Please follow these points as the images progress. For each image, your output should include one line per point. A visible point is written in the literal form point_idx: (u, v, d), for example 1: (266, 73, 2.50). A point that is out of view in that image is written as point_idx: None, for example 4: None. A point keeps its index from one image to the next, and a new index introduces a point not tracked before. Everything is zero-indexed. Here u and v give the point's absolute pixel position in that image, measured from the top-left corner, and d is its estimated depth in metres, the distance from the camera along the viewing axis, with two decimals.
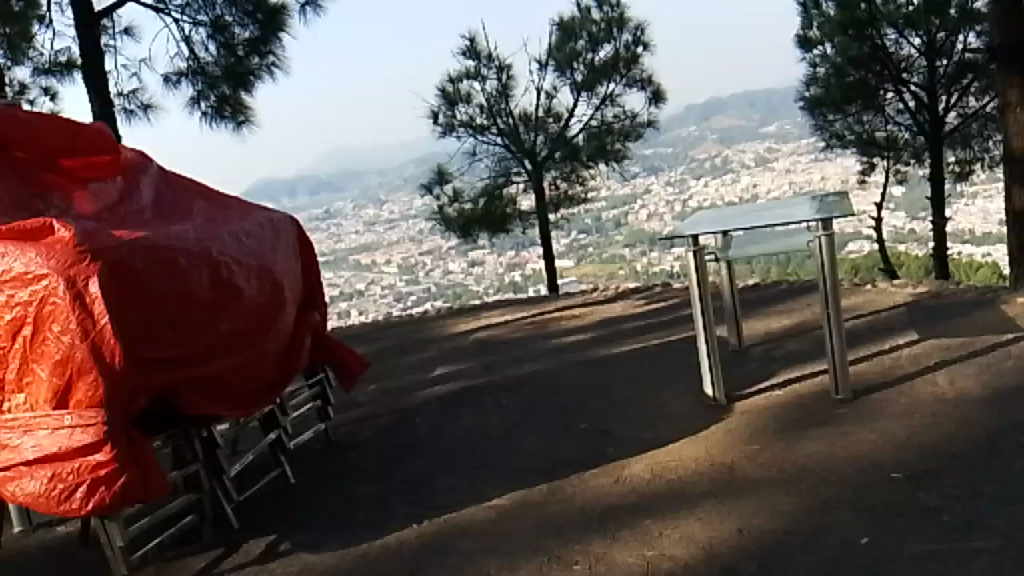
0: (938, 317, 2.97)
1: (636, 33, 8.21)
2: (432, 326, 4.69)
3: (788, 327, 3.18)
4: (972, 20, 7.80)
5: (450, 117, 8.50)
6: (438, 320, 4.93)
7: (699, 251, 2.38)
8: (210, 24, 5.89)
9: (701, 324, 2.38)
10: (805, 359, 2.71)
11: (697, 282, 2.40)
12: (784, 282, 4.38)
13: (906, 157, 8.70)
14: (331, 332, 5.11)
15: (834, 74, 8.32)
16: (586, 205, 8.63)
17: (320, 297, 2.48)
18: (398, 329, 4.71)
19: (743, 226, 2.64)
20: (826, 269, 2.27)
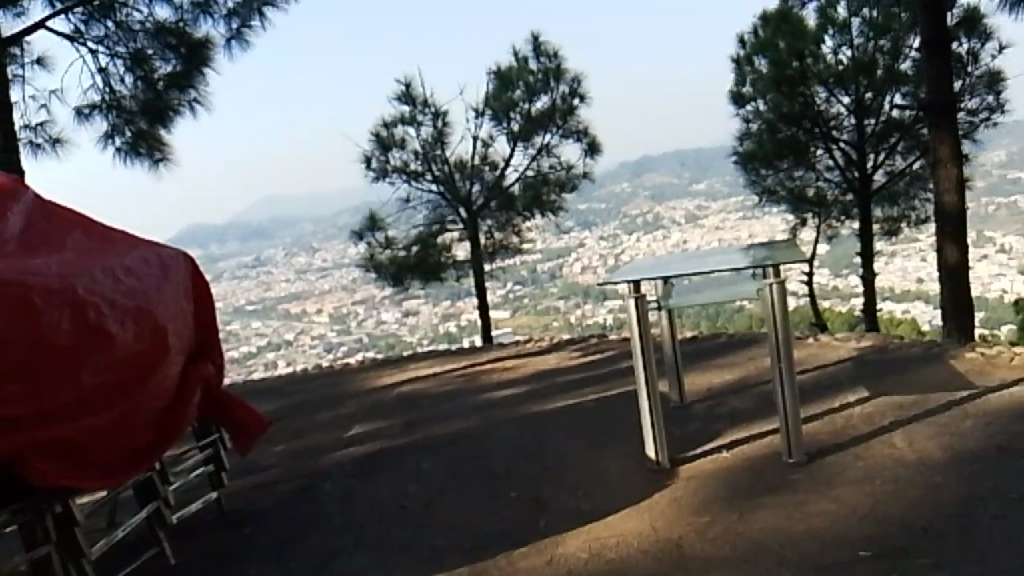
0: (886, 372, 2.84)
1: (573, 84, 8.18)
2: (355, 379, 4.40)
3: (731, 382, 3.00)
4: (899, 80, 8.07)
5: (383, 162, 8.28)
6: (361, 372, 4.63)
7: (642, 298, 2.19)
8: (129, 56, 5.55)
9: (643, 379, 2.18)
10: (752, 416, 2.53)
11: (638, 333, 2.20)
12: (723, 335, 4.23)
13: (836, 214, 8.76)
14: (245, 385, 4.76)
15: (767, 130, 8.46)
16: (522, 255, 8.45)
17: (215, 345, 2.21)
18: (319, 383, 4.40)
19: (686, 273, 2.47)
20: (778, 321, 2.09)
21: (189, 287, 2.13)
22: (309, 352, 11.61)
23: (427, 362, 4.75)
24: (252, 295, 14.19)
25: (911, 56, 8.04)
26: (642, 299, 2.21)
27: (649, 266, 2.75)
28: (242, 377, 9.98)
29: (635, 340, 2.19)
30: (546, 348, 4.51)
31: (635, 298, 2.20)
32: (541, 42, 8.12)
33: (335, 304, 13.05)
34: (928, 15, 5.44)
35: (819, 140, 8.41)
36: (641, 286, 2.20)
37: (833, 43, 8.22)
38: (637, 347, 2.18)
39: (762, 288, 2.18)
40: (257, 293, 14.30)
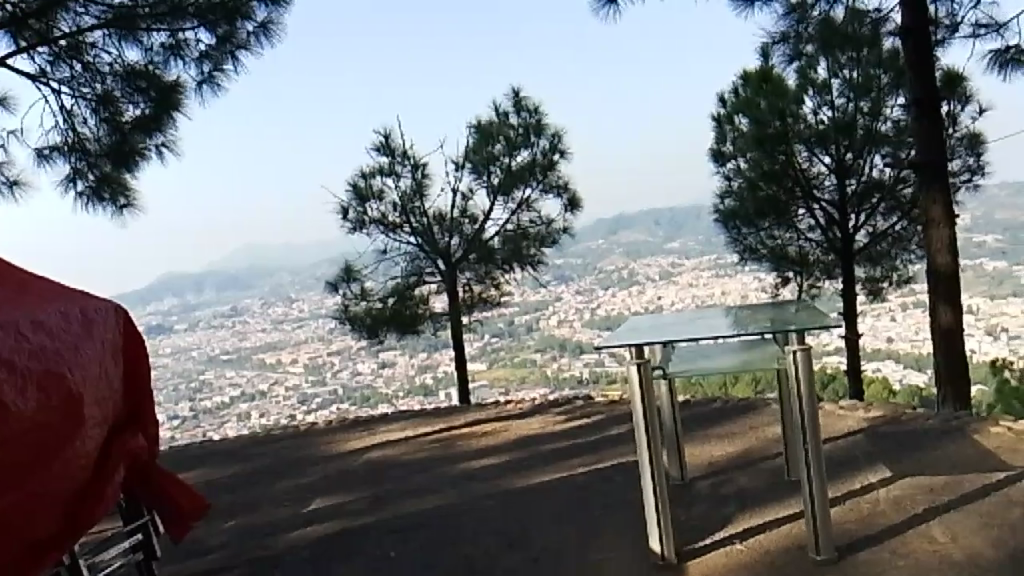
0: (905, 446, 2.59)
1: (553, 140, 8.02)
2: (319, 441, 4.07)
3: (735, 454, 2.73)
4: (879, 141, 8.01)
5: (360, 214, 8.01)
6: (326, 433, 4.30)
7: (645, 365, 1.90)
8: (95, 97, 5.27)
9: (647, 459, 1.90)
10: (764, 497, 2.25)
11: (641, 404, 1.92)
12: (716, 399, 3.97)
13: (818, 274, 8.60)
14: (200, 446, 4.41)
15: (748, 188, 8.36)
16: (500, 309, 8.21)
17: (149, 412, 1.93)
18: (279, 445, 4.06)
19: (694, 337, 2.19)
20: (804, 394, 1.82)
21: (115, 345, 1.86)
22: (279, 405, 11.27)
23: (397, 424, 4.42)
24: (223, 346, 13.85)
25: (891, 118, 8.00)
26: (648, 364, 1.92)
27: (648, 326, 2.48)
28: (210, 431, 9.64)
29: (638, 410, 1.91)
30: (525, 410, 4.20)
31: (639, 362, 1.91)
32: (522, 96, 7.94)
33: (307, 357, 12.72)
34: (917, 75, 5.34)
35: (801, 199, 8.32)
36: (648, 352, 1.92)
37: (812, 103, 8.16)
38: (640, 420, 1.90)
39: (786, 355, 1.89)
40: (228, 343, 13.94)
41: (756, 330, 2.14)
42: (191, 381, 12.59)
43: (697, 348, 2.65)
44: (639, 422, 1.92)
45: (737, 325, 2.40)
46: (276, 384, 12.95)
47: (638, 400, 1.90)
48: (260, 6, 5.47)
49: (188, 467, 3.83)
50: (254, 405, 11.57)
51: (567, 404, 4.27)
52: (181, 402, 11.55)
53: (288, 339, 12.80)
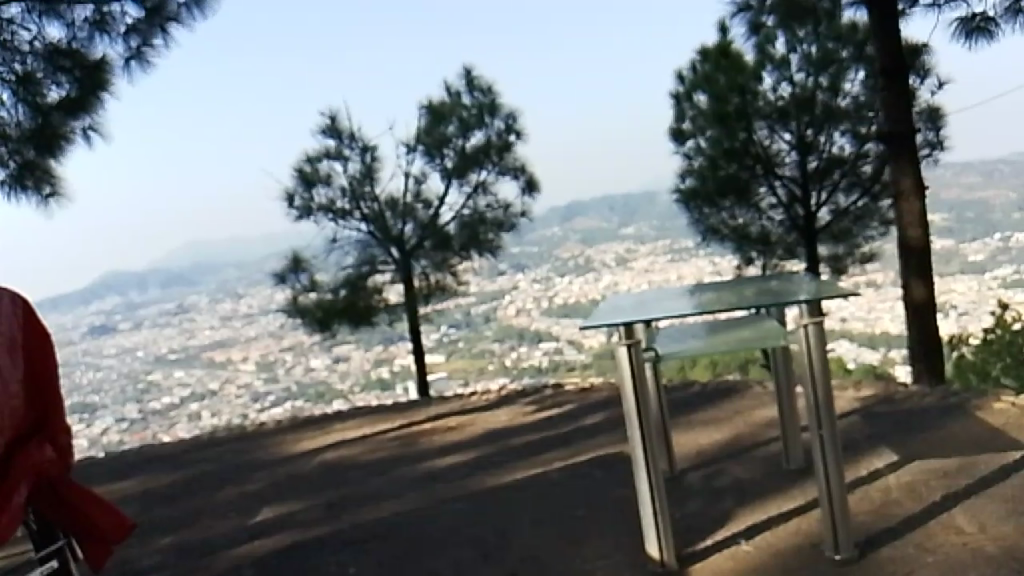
0: (904, 425, 2.43)
1: (508, 120, 7.75)
2: (269, 442, 3.78)
3: (725, 441, 2.51)
4: (837, 118, 7.92)
5: (307, 201, 7.66)
6: (277, 434, 4.01)
7: (638, 347, 1.72)
8: (15, 78, 4.86)
9: (638, 450, 1.71)
10: (765, 490, 2.05)
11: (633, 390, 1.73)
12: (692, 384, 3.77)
13: (781, 254, 8.39)
14: (140, 453, 4.09)
15: (708, 166, 8.21)
16: (457, 298, 7.93)
17: (57, 421, 1.58)
18: (226, 449, 3.77)
19: (686, 313, 1.99)
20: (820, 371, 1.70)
21: (5, 339, 1.51)
22: (231, 404, 10.92)
23: (355, 421, 4.14)
24: (171, 344, 13.39)
25: (849, 94, 7.91)
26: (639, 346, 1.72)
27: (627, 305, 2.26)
28: (159, 433, 9.26)
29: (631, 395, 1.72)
30: (488, 403, 3.94)
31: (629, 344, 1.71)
32: (475, 76, 7.67)
33: (259, 354, 12.31)
34: (882, 42, 5.17)
35: (764, 175, 8.20)
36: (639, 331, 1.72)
37: (771, 78, 8.04)
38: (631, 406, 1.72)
39: (795, 330, 1.76)
40: (176, 342, 13.46)
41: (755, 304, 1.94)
42: (138, 382, 12.12)
43: (673, 328, 2.45)
44: (630, 409, 1.74)
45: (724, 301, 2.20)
46: (227, 382, 12.55)
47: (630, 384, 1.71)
48: None
49: (125, 476, 3.52)
50: (205, 405, 11.19)
51: (531, 395, 4.02)
52: (128, 404, 11.13)
53: (238, 335, 12.38)
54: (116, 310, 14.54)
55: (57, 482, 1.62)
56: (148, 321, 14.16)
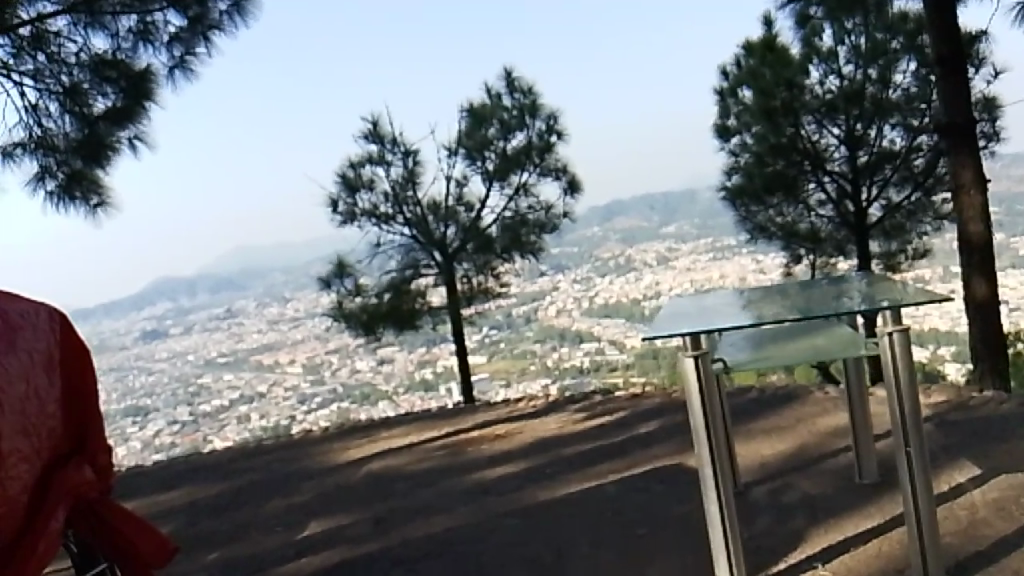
0: (980, 429, 2.44)
1: (549, 121, 7.66)
2: (316, 450, 3.74)
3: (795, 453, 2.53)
4: (888, 110, 7.66)
5: (350, 206, 7.65)
6: (323, 441, 3.97)
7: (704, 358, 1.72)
8: (63, 90, 4.90)
9: (706, 458, 1.71)
10: (845, 505, 2.11)
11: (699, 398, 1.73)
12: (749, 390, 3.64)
13: (831, 251, 8.18)
14: (189, 461, 4.08)
15: (755, 163, 8.01)
16: (499, 300, 7.83)
17: (95, 440, 1.54)
18: (273, 457, 3.73)
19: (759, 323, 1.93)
20: (905, 388, 1.76)
21: (42, 355, 1.47)
22: (279, 407, 11.06)
23: (401, 428, 4.08)
24: (219, 348, 13.59)
25: (900, 85, 7.65)
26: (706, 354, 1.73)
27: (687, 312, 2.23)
28: (210, 436, 9.58)
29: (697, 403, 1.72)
30: (536, 409, 3.85)
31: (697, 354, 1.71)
32: (515, 77, 7.59)
33: (305, 357, 12.41)
34: (938, 30, 4.96)
35: (812, 171, 7.95)
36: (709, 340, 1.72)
37: (818, 72, 7.84)
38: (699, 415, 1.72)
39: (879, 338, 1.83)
40: (224, 347, 13.61)
41: (826, 313, 1.91)
42: (188, 386, 12.28)
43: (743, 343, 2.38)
44: (697, 417, 1.73)
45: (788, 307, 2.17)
46: (275, 385, 12.70)
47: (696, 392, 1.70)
48: None
49: (174, 486, 3.50)
50: (253, 407, 11.34)
51: (580, 401, 3.93)
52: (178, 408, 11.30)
53: (283, 338, 12.50)
54: (167, 317, 14.82)
55: (98, 502, 1.57)
56: (198, 326, 14.40)
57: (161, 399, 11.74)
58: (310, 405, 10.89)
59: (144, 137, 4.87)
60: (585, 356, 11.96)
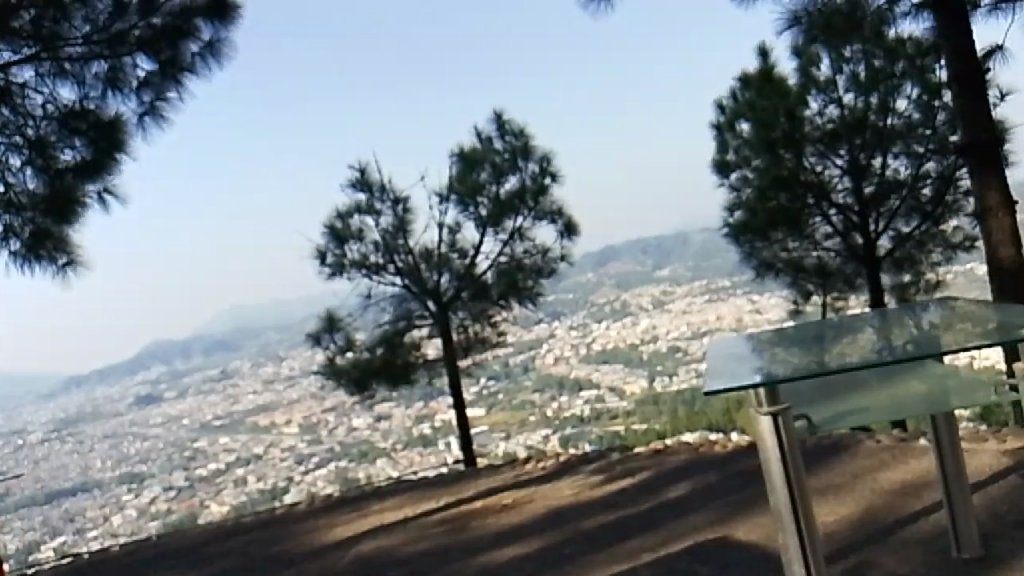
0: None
1: (542, 163, 7.37)
2: (304, 540, 3.42)
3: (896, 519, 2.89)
4: (890, 139, 7.40)
5: (339, 257, 7.25)
6: (312, 526, 3.66)
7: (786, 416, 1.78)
8: (27, 142, 4.53)
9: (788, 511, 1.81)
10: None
11: (776, 447, 1.80)
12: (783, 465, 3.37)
13: (840, 286, 7.86)
14: (166, 551, 3.75)
15: (757, 197, 7.67)
16: (497, 350, 7.48)
17: None
18: (257, 549, 3.42)
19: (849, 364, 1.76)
20: None
21: None
22: (276, 468, 10.75)
23: (395, 506, 3.77)
24: (215, 412, 13.01)
25: (901, 111, 7.38)
26: (786, 413, 1.78)
27: (750, 354, 2.15)
28: (206, 500, 9.78)
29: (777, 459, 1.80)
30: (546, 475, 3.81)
31: (777, 413, 1.77)
32: (505, 119, 7.30)
33: (302, 417, 11.99)
34: (954, 48, 4.66)
35: (816, 202, 7.63)
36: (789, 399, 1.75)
37: (817, 103, 7.53)
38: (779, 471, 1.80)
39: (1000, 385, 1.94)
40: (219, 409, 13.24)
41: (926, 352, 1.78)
42: (184, 449, 11.91)
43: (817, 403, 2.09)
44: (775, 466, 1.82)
45: (853, 343, 2.12)
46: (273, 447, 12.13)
47: (772, 448, 1.79)
48: (205, 25, 4.80)
49: None
50: (250, 469, 10.96)
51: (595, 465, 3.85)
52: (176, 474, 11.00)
53: (279, 397, 12.10)
54: (161, 379, 14.47)
55: None
56: (193, 388, 13.99)
57: (158, 464, 11.56)
58: (308, 465, 10.55)
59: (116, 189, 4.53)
60: (587, 404, 11.63)
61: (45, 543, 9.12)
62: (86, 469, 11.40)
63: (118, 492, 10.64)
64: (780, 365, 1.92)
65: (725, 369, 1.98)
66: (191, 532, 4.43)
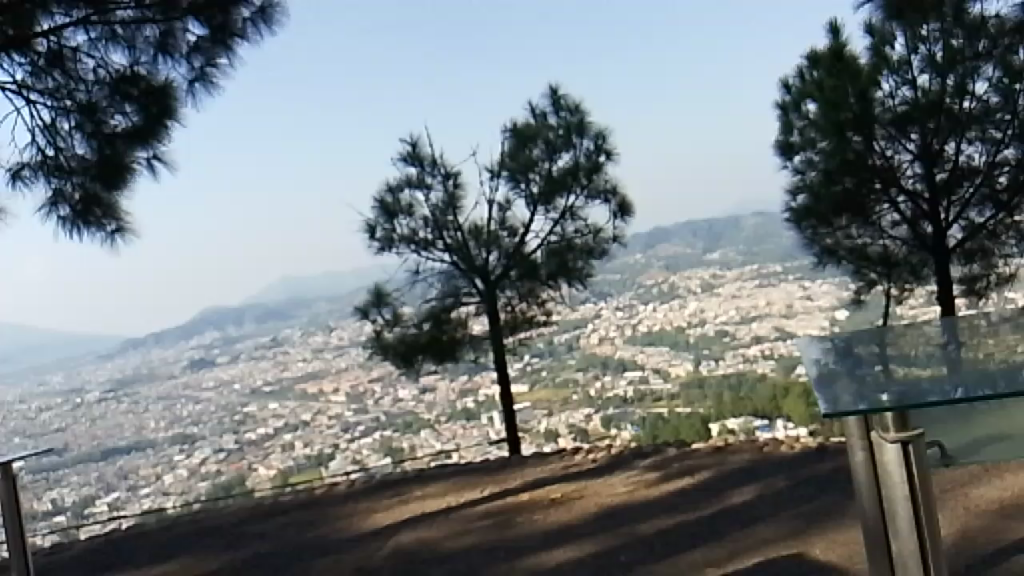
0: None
1: (598, 140, 7.14)
2: (349, 556, 3.39)
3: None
4: (966, 124, 6.98)
5: (388, 231, 7.15)
6: (357, 537, 3.62)
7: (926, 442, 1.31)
8: (79, 107, 4.50)
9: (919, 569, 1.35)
10: None
11: (905, 479, 1.34)
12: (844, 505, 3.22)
13: (906, 278, 7.45)
14: (213, 550, 3.77)
15: (823, 180, 7.28)
16: (543, 330, 7.33)
17: None
18: (302, 564, 3.40)
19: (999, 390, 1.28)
20: None
21: None
22: (321, 437, 10.99)
23: (440, 523, 3.70)
24: (265, 376, 13.16)
25: (977, 93, 6.98)
26: (922, 440, 1.31)
27: (843, 354, 1.80)
28: (255, 463, 10.17)
29: (905, 504, 1.34)
30: (598, 472, 4.26)
31: (911, 441, 1.31)
32: (561, 95, 7.09)
33: (348, 385, 11.88)
34: None
35: (884, 187, 7.23)
36: (936, 423, 1.30)
37: (889, 84, 7.12)
38: (909, 527, 1.34)
39: None
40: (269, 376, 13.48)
41: None
42: (234, 413, 12.06)
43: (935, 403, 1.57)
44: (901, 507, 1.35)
45: (947, 351, 1.82)
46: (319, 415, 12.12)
47: (900, 485, 1.34)
48: None
49: None
50: (297, 436, 11.15)
51: (655, 478, 4.08)
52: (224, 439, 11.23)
53: (327, 366, 12.08)
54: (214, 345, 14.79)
55: None
56: (244, 354, 14.14)
57: (209, 426, 11.78)
58: (353, 435, 10.72)
59: (164, 156, 4.45)
60: (630, 384, 11.58)
61: (99, 496, 9.38)
62: (139, 428, 11.55)
63: (171, 452, 10.96)
64: (905, 373, 1.56)
65: (834, 372, 1.61)
66: (237, 515, 4.46)
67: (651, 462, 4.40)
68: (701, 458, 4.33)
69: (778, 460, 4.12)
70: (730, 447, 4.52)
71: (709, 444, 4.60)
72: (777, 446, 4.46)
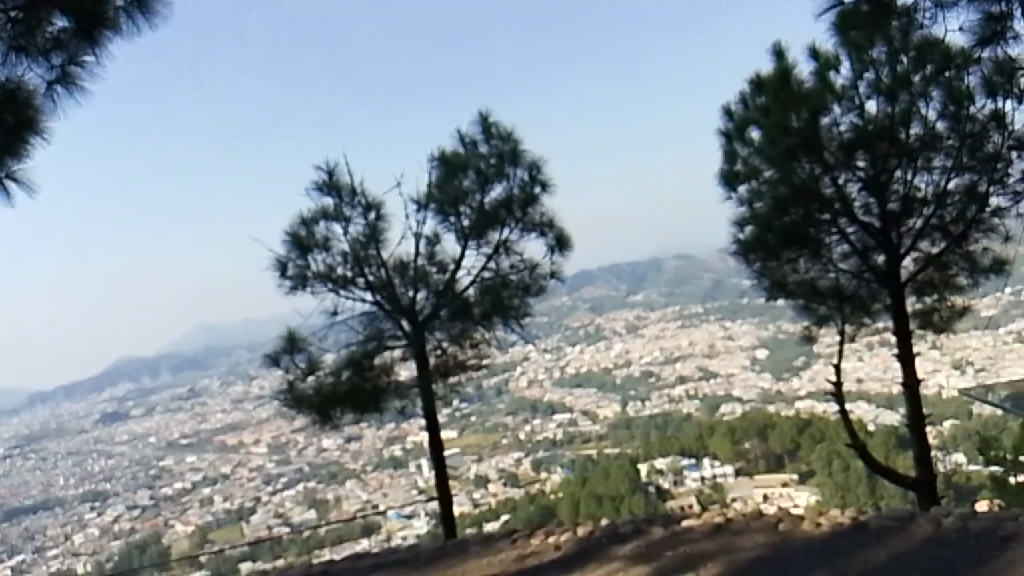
0: None
1: (532, 169, 6.52)
2: None
3: None
4: (908, 152, 6.19)
5: (302, 268, 6.35)
6: None
7: None
8: None
9: None
10: None
11: None
12: None
13: (854, 315, 6.83)
14: None
15: (771, 211, 6.53)
16: (476, 375, 6.53)
17: None
18: None
19: None
20: None
21: None
22: (242, 488, 10.90)
23: None
24: (181, 429, 13.88)
25: (921, 117, 6.16)
26: None
27: None
28: (170, 519, 9.43)
29: None
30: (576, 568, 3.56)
31: None
32: (492, 122, 6.49)
33: (267, 438, 12.51)
34: None
35: (833, 216, 6.38)
36: None
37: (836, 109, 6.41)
38: None
39: None
40: (185, 426, 13.76)
41: None
42: (150, 467, 12.11)
43: None
44: None
45: None
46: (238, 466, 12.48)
47: None
48: None
49: None
50: (216, 489, 11.02)
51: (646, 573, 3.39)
52: (140, 490, 11.06)
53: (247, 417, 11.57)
54: (128, 397, 14.98)
55: None
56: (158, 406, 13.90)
57: (122, 483, 11.31)
58: (275, 487, 10.56)
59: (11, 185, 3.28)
60: (559, 428, 12.44)
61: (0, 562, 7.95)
62: (46, 485, 10.67)
63: (79, 510, 9.87)
64: None
65: None
66: None
67: (635, 549, 3.71)
68: (701, 542, 3.65)
69: (804, 545, 3.47)
70: (734, 526, 3.87)
71: (708, 522, 3.96)
72: (796, 524, 3.83)
